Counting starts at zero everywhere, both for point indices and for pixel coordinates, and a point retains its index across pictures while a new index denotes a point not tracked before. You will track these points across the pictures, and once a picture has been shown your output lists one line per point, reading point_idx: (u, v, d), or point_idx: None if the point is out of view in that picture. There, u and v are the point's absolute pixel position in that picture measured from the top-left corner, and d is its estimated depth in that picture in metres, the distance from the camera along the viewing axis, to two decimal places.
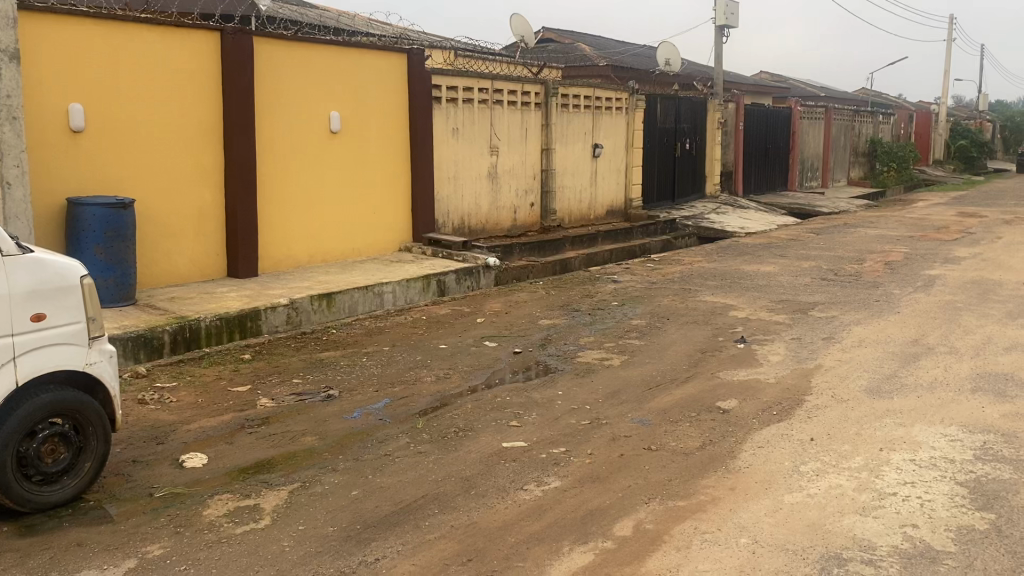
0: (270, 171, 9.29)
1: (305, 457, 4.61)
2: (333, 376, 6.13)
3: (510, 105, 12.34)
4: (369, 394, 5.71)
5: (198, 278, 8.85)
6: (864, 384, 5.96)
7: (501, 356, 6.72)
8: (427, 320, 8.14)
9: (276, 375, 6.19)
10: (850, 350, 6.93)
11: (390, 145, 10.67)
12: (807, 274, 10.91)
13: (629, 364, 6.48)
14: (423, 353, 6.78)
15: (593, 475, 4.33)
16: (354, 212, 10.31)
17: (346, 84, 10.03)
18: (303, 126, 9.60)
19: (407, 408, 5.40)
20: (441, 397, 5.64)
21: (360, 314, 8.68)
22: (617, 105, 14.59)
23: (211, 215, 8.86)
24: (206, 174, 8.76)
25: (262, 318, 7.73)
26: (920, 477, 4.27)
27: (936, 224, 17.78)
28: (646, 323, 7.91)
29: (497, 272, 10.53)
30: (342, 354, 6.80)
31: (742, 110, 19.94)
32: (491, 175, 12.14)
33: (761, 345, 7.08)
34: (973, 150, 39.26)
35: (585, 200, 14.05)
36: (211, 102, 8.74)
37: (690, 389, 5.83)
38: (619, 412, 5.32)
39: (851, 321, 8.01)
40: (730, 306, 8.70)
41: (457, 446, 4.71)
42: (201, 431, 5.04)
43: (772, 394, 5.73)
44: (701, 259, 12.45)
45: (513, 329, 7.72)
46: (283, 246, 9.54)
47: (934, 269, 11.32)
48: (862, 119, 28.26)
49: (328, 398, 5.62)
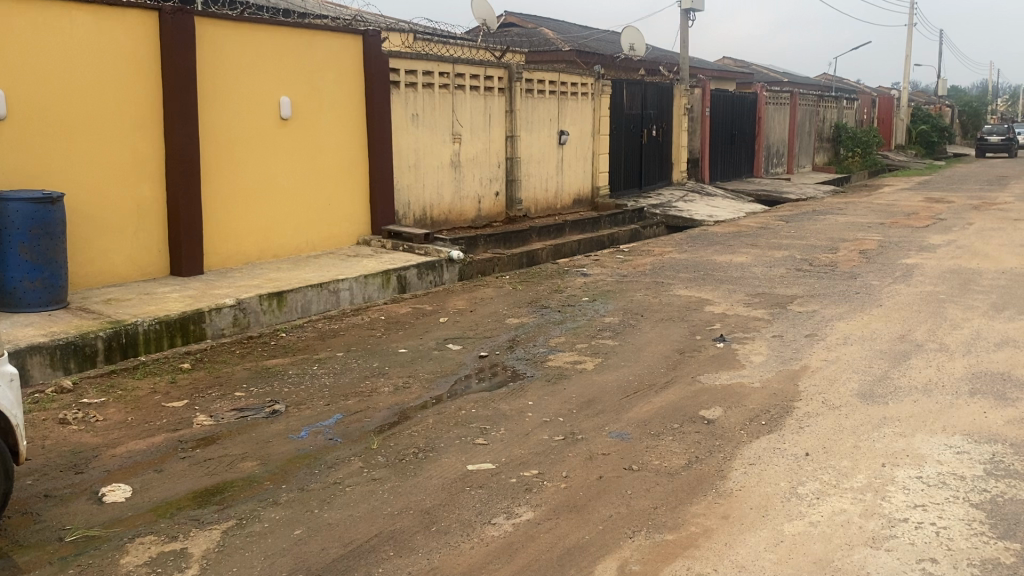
0: (215, 161, 8.66)
1: (243, 488, 4.07)
2: (280, 388, 5.58)
3: (472, 91, 11.78)
4: (319, 409, 5.17)
5: (139, 277, 8.22)
6: (857, 388, 5.54)
7: (465, 360, 6.22)
8: (385, 321, 7.61)
9: (216, 388, 5.63)
10: (836, 348, 6.52)
11: (345, 133, 10.07)
12: (782, 264, 10.54)
13: (603, 368, 6.00)
14: (380, 359, 6.25)
15: (569, 503, 3.85)
16: (308, 204, 9.73)
17: (296, 68, 9.41)
18: (251, 112, 8.97)
19: (361, 425, 4.87)
20: (399, 410, 5.12)
21: (314, 314, 8.12)
22: (583, 90, 14.11)
23: (152, 209, 8.24)
24: (145, 165, 8.13)
25: (206, 321, 7.14)
26: (932, 498, 3.86)
27: (905, 210, 17.56)
28: (619, 321, 7.45)
29: (461, 265, 10.00)
30: (291, 361, 6.25)
31: (708, 96, 19.58)
32: (454, 164, 11.59)
33: (742, 344, 6.65)
34: (934, 134, 39.43)
35: (552, 188, 13.56)
36: (149, 88, 8.09)
37: (670, 396, 5.37)
38: (595, 424, 4.84)
39: (834, 315, 7.62)
40: (706, 301, 8.27)
41: (417, 471, 4.21)
42: (128, 456, 4.47)
43: (759, 401, 5.28)
44: (672, 250, 12.04)
45: (478, 329, 7.22)
46: (231, 241, 8.93)
47: (910, 258, 11.01)
48: (826, 104, 28.14)
49: (272, 414, 5.11)
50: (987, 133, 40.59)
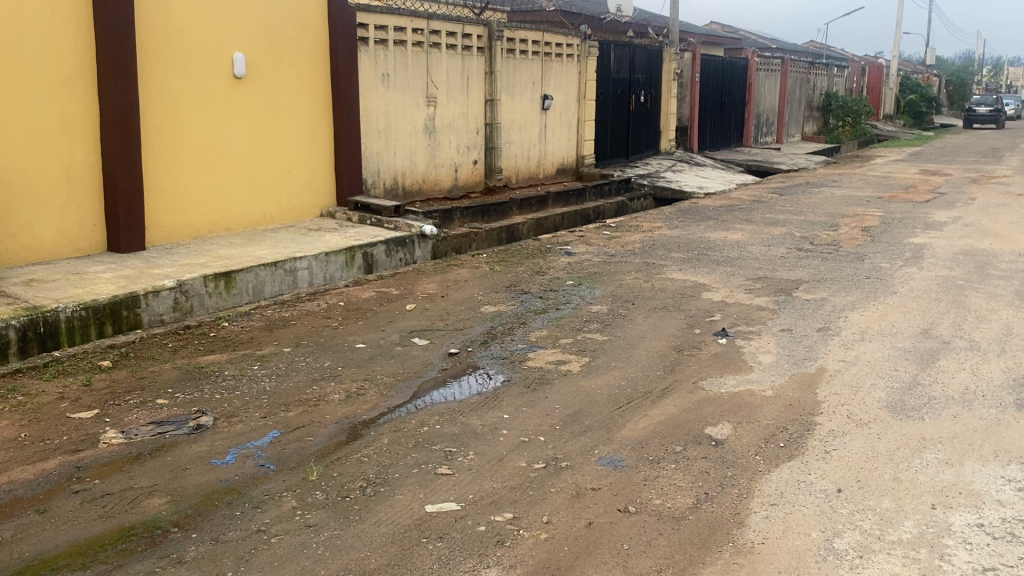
0: (158, 123, 7.73)
1: (143, 537, 3.25)
2: (210, 395, 4.73)
3: (449, 49, 10.83)
4: (253, 424, 4.35)
5: (70, 253, 7.30)
6: (884, 399, 4.76)
7: (432, 360, 5.39)
8: (344, 308, 6.75)
9: (135, 393, 4.78)
10: (854, 346, 5.75)
11: (307, 93, 9.13)
12: (780, 243, 9.75)
13: (592, 370, 5.18)
14: (333, 357, 5.42)
15: (552, 564, 3.06)
16: (265, 173, 8.81)
17: (251, 21, 8.45)
18: (201, 70, 8.02)
19: (300, 447, 4.06)
20: (348, 427, 4.31)
21: (266, 296, 7.25)
22: (568, 52, 13.18)
23: (84, 176, 7.30)
24: (76, 127, 7.18)
25: (142, 306, 6.27)
26: (1002, 559, 3.11)
27: (902, 183, 16.82)
28: (607, 310, 6.63)
29: (434, 241, 9.13)
30: (230, 358, 5.40)
31: (698, 60, 18.66)
32: (428, 129, 10.66)
33: (748, 339, 5.85)
34: (924, 105, 38.72)
35: (533, 156, 12.65)
36: (81, 40, 7.11)
37: (670, 408, 4.56)
38: (582, 446, 4.04)
39: (846, 304, 6.85)
40: (703, 286, 7.47)
41: (362, 514, 3.40)
42: (7, 491, 3.62)
43: (774, 416, 4.49)
44: (661, 225, 11.23)
45: (449, 319, 6.39)
46: (179, 213, 8.02)
47: (917, 236, 10.25)
48: (817, 71, 27.31)
49: (195, 430, 4.28)
50: (976, 104, 39.82)
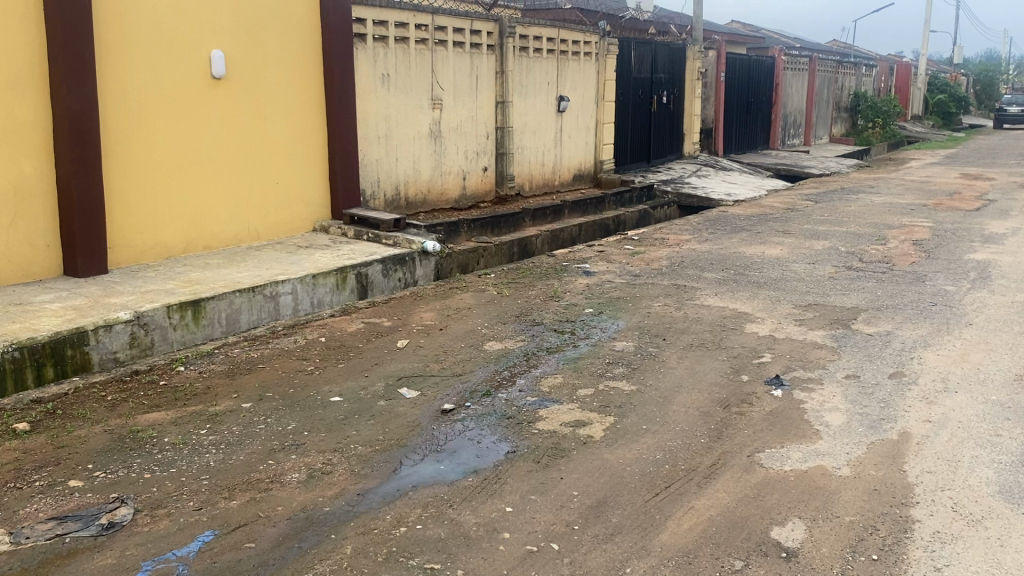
0: (122, 130, 6.78)
1: None
2: (139, 475, 3.75)
3: (456, 47, 9.85)
4: (184, 520, 3.36)
5: (18, 277, 6.33)
6: (993, 481, 3.71)
7: (421, 420, 4.38)
8: (325, 345, 5.76)
9: (45, 471, 3.80)
10: (938, 400, 4.68)
11: (297, 94, 8.16)
12: (826, 260, 8.67)
13: (618, 437, 4.14)
14: (300, 415, 4.43)
15: None
16: (247, 185, 7.84)
17: (232, 15, 7.50)
18: (173, 70, 7.06)
19: (236, 559, 3.08)
20: (306, 525, 3.31)
21: (241, 327, 6.26)
22: (586, 50, 12.17)
23: (35, 191, 6.34)
24: (24, 135, 6.22)
25: (90, 344, 5.30)
26: None
27: (945, 188, 15.65)
28: (634, 348, 5.61)
29: (437, 260, 8.14)
30: (174, 418, 4.41)
31: (723, 58, 17.56)
32: (433, 134, 9.67)
33: (808, 391, 4.81)
34: (953, 105, 37.35)
35: (548, 162, 11.64)
36: (28, 34, 6.15)
37: (721, 497, 3.53)
38: (609, 563, 3.03)
39: (917, 341, 5.78)
40: (745, 316, 6.42)
41: None
42: None
43: (857, 508, 3.46)
44: (690, 238, 10.18)
45: (446, 360, 5.39)
46: (149, 230, 7.07)
47: (978, 252, 9.15)
48: (845, 71, 26.08)
49: (106, 528, 3.30)
50: (1007, 104, 38.29)
